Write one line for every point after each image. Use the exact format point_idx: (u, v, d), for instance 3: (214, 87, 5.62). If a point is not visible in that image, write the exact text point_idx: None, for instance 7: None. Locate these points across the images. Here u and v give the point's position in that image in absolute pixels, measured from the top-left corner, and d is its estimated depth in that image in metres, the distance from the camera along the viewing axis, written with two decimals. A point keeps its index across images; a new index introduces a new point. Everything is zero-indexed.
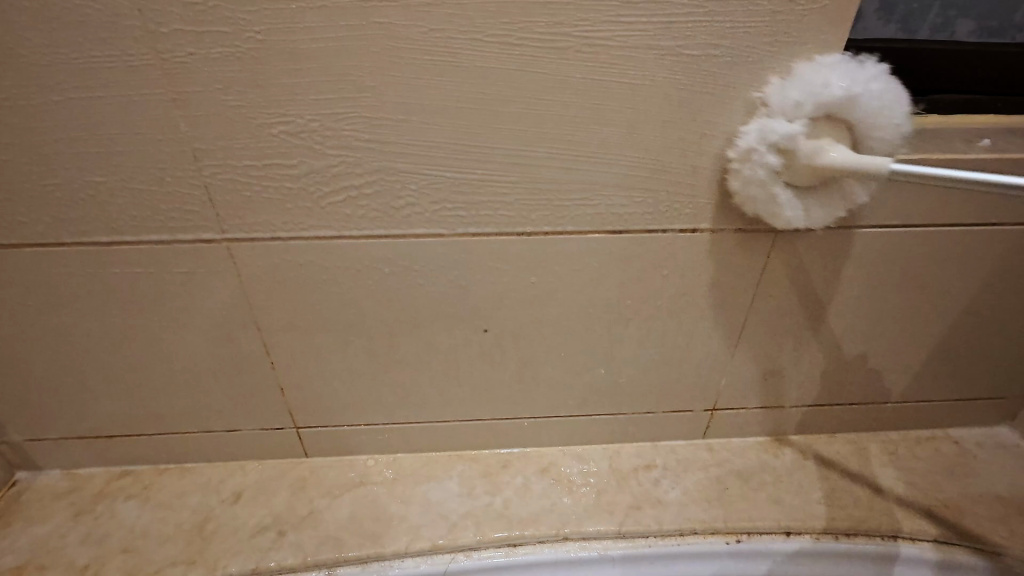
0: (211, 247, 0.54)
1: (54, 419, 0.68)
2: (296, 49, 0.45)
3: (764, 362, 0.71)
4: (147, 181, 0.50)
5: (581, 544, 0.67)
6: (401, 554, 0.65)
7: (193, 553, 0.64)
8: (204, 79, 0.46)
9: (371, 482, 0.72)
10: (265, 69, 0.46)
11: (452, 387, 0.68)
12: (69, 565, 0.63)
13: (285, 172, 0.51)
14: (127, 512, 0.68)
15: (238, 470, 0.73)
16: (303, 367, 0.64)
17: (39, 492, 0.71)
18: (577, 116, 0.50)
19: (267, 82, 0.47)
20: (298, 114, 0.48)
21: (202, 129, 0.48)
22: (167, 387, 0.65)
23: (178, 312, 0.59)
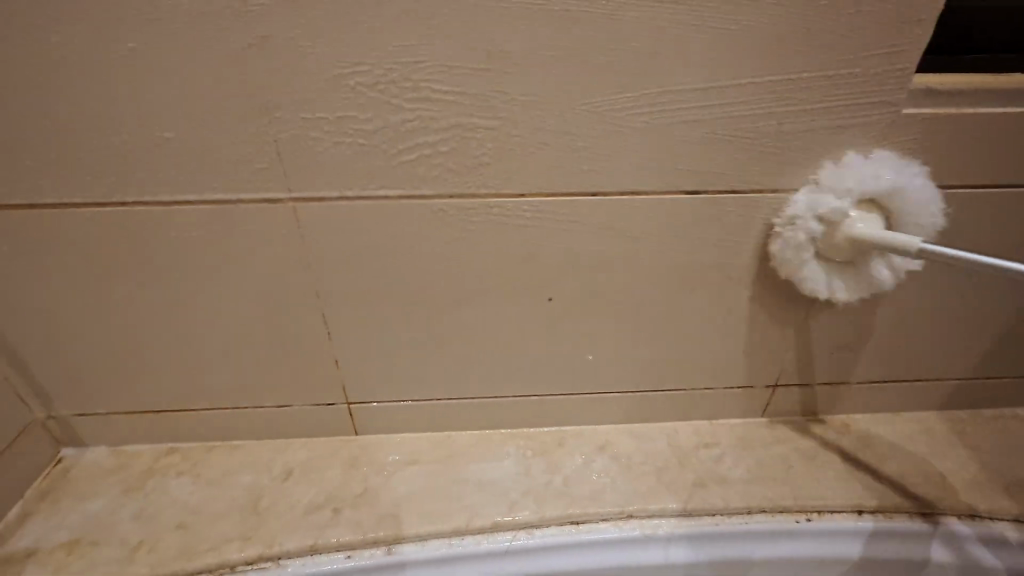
0: (278, 207, 0.53)
1: (105, 391, 0.66)
2: None
3: (833, 335, 0.68)
4: (218, 138, 0.49)
5: (647, 522, 0.65)
6: (462, 532, 0.63)
7: (249, 530, 0.62)
8: (283, 24, 0.44)
9: (425, 459, 0.70)
10: (346, 13, 0.44)
11: (510, 358, 0.66)
12: (123, 541, 0.62)
13: (359, 126, 0.49)
14: (178, 489, 0.67)
15: (288, 448, 0.71)
16: (362, 336, 0.63)
17: (87, 469, 0.69)
18: (665, 65, 0.48)
19: (347, 28, 0.45)
20: (376, 63, 0.46)
21: (278, 81, 0.47)
22: (223, 357, 0.64)
23: (240, 277, 0.58)
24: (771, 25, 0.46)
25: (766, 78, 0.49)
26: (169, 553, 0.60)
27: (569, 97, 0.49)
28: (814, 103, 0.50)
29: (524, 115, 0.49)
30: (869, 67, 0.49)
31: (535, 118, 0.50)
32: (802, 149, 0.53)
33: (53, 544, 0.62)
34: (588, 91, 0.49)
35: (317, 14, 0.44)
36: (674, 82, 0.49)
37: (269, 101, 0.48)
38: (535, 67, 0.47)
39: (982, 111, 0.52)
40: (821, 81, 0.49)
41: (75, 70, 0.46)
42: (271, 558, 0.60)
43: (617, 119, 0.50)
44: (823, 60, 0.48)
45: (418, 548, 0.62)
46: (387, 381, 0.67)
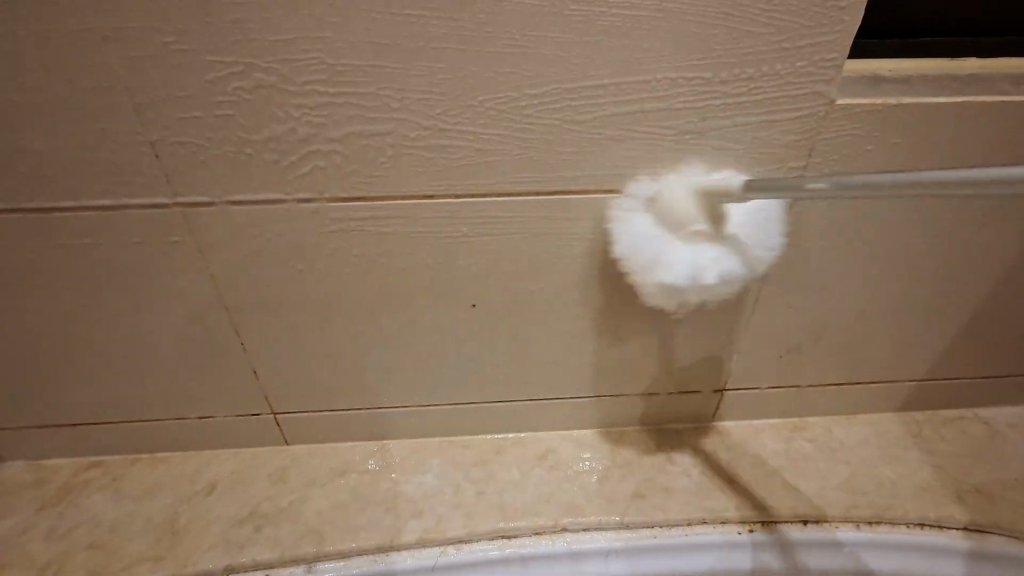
0: (166, 214, 0.49)
1: (13, 406, 0.63)
2: None
3: (780, 337, 0.65)
4: (89, 140, 0.45)
5: (582, 535, 0.62)
6: (387, 548, 0.60)
7: (164, 549, 0.60)
8: (141, 14, 0.40)
9: (354, 471, 0.67)
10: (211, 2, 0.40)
11: (438, 367, 0.63)
12: (33, 561, 0.60)
13: (242, 127, 0.45)
14: (95, 505, 0.64)
15: (214, 459, 0.68)
16: (277, 345, 0.60)
17: (6, 483, 0.66)
18: (571, 57, 0.44)
19: (214, 21, 0.41)
20: (252, 59, 0.42)
21: (147, 78, 0.43)
22: (133, 368, 0.61)
23: (137, 287, 0.55)
24: (684, 12, 0.42)
25: (681, 70, 0.45)
26: (80, 574, 0.59)
27: (469, 92, 0.45)
28: (736, 95, 0.46)
29: (423, 113, 0.45)
30: (793, 57, 0.45)
31: (435, 117, 0.46)
32: (729, 145, 0.49)
33: None
34: (490, 86, 0.44)
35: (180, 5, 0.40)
36: (582, 76, 0.45)
37: (140, 100, 0.44)
38: (428, 61, 0.43)
39: (922, 103, 0.48)
40: (743, 71, 0.45)
41: None
42: None
43: (524, 115, 0.46)
44: (741, 50, 0.44)
45: (339, 567, 0.60)
46: (312, 390, 0.64)
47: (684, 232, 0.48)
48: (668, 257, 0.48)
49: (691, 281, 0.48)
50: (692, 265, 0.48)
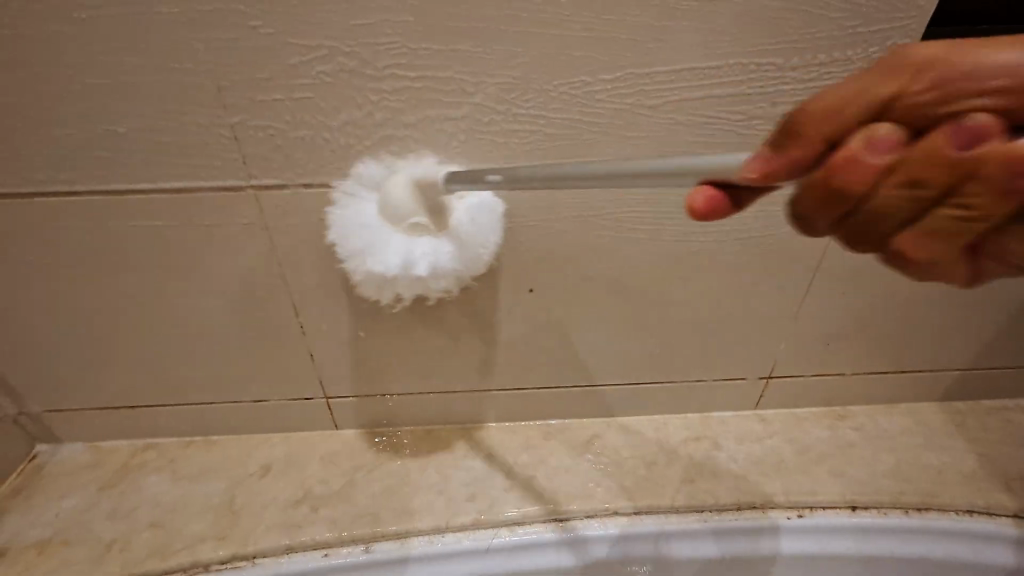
0: (238, 197, 0.50)
1: (73, 387, 0.64)
2: None
3: (830, 325, 0.65)
4: (169, 123, 0.46)
5: (633, 519, 0.63)
6: (442, 530, 0.61)
7: (224, 528, 0.61)
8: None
9: (404, 455, 0.68)
10: None
11: (491, 353, 0.64)
12: (95, 540, 0.60)
13: (319, 110, 0.46)
14: (152, 485, 0.65)
15: (266, 442, 0.70)
16: (335, 329, 0.61)
17: (64, 465, 0.68)
18: (647, 40, 0.44)
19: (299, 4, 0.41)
20: (334, 42, 0.43)
21: (229, 61, 0.43)
22: (193, 351, 0.62)
23: (203, 270, 0.55)
24: None
25: (753, 55, 0.45)
26: (142, 552, 0.59)
27: (543, 77, 0.45)
28: (807, 80, 0.46)
29: (496, 97, 0.46)
30: (865, 42, 0.45)
31: (508, 101, 0.46)
32: None
33: (25, 542, 0.60)
34: (565, 70, 0.45)
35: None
36: (655, 61, 0.45)
37: (221, 84, 0.44)
38: (505, 45, 0.44)
39: None
40: (815, 56, 0.45)
41: (9, 54, 0.43)
42: (247, 557, 0.59)
43: (595, 100, 0.47)
44: (815, 35, 0.44)
45: (395, 548, 0.60)
46: (365, 375, 0.65)
47: None
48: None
49: None
50: None
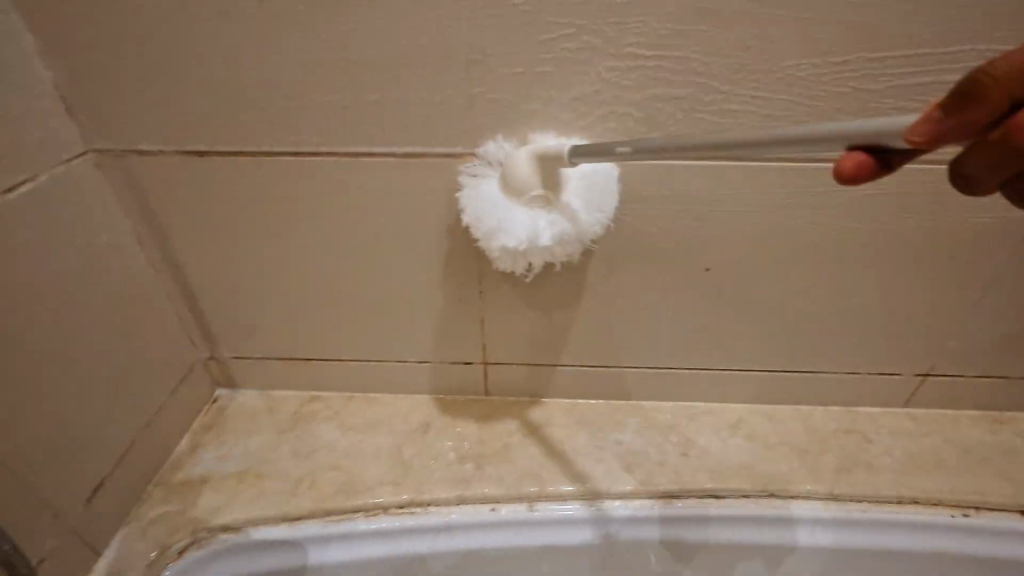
0: (460, 162, 0.53)
1: (263, 337, 0.70)
2: None
3: (1007, 326, 0.64)
4: (413, 90, 0.49)
5: (790, 502, 0.63)
6: (602, 496, 0.64)
7: (399, 476, 0.65)
8: None
9: (556, 424, 0.71)
10: None
11: (648, 330, 0.66)
12: (285, 476, 0.65)
13: (554, 85, 0.49)
14: (326, 432, 0.70)
15: (422, 403, 0.74)
16: (512, 298, 0.64)
17: (241, 410, 0.73)
18: (888, 26, 0.45)
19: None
20: (585, 20, 0.46)
21: (482, 35, 0.47)
22: (376, 311, 0.66)
23: (405, 233, 0.59)
24: None
25: (996, 43, 0.45)
26: (329, 490, 0.64)
27: (775, 59, 0.47)
28: None
29: (725, 78, 0.48)
30: None
31: (735, 83, 0.48)
32: None
33: (222, 474, 0.65)
34: (798, 54, 0.46)
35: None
36: (892, 46, 0.46)
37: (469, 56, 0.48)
38: (747, 27, 0.45)
39: None
40: None
41: None
42: (423, 504, 0.62)
43: (821, 85, 0.48)
44: None
45: (558, 508, 0.63)
46: (529, 344, 0.69)
47: None
48: (511, 216, 0.49)
49: None
50: None
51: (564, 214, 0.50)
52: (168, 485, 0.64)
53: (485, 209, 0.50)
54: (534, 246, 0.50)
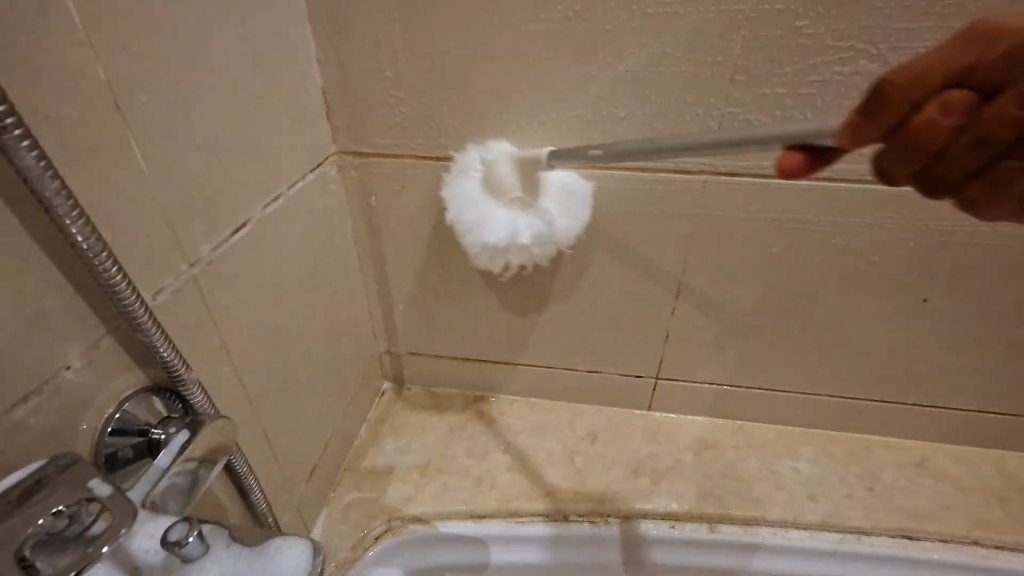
0: (690, 179, 0.54)
1: (442, 337, 0.71)
2: None
3: None
4: (665, 106, 0.50)
5: (991, 552, 0.61)
6: (788, 524, 0.63)
7: (577, 483, 0.66)
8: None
9: (726, 445, 0.71)
10: None
11: (844, 358, 0.65)
12: (466, 474, 0.67)
13: (816, 106, 0.48)
14: (496, 433, 0.72)
15: (585, 413, 0.74)
16: (704, 315, 0.64)
17: (410, 404, 0.76)
18: None
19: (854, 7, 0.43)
20: (869, 45, 0.45)
21: (754, 55, 0.46)
22: (561, 318, 0.67)
23: (614, 245, 0.60)
24: None
25: None
26: (510, 492, 0.65)
27: None
28: None
29: None
30: None
31: None
32: None
33: (406, 465, 0.68)
34: None
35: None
36: None
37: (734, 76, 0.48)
38: None
39: None
40: None
41: (562, 34, 0.48)
42: (605, 514, 0.63)
43: None
44: None
45: (740, 532, 0.63)
46: (709, 362, 0.68)
47: (508, 198, 0.55)
48: (492, 215, 0.56)
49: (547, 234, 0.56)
50: (509, 227, 0.55)
51: (541, 218, 0.56)
52: (356, 471, 0.67)
53: (465, 206, 0.56)
54: (512, 242, 0.56)
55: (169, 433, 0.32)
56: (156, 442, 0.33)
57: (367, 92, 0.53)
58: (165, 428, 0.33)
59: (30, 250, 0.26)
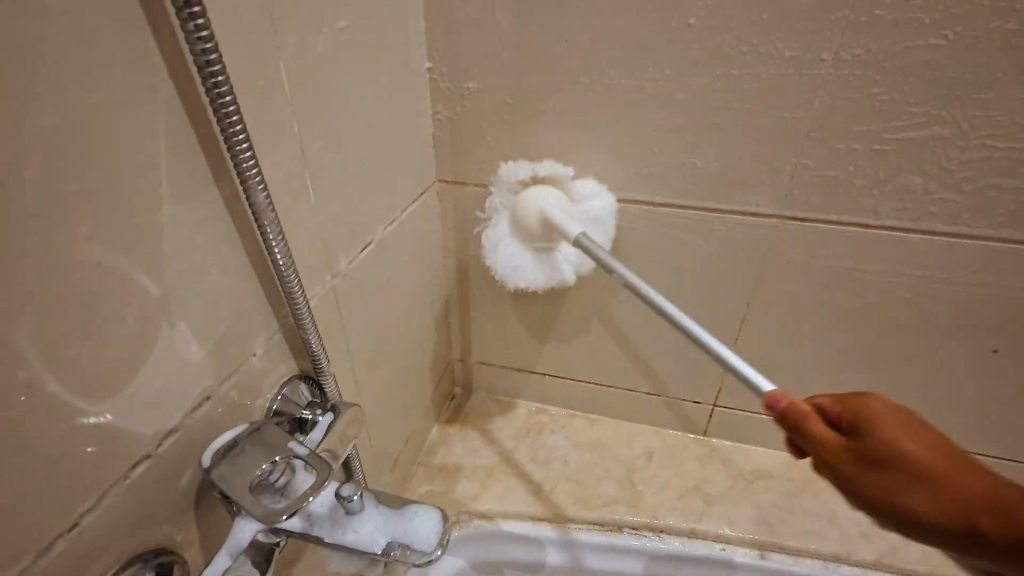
0: (761, 222, 0.58)
1: (512, 350, 0.78)
2: (989, 43, 0.45)
3: None
4: (742, 155, 0.55)
5: None
6: (841, 559, 0.65)
7: (632, 498, 0.70)
8: (869, 65, 0.48)
9: (781, 476, 0.73)
10: (941, 61, 0.47)
11: (909, 401, 0.66)
12: (527, 478, 0.72)
13: (888, 161, 0.52)
14: (557, 443, 0.77)
15: (641, 432, 0.78)
16: (766, 349, 0.67)
17: (478, 409, 0.82)
18: None
19: (931, 77, 0.47)
20: (942, 111, 0.49)
21: (831, 115, 0.51)
22: (627, 342, 0.72)
23: (684, 277, 0.64)
24: None
25: None
26: (569, 499, 0.70)
27: None
28: None
29: None
30: None
31: None
32: None
33: (474, 466, 0.74)
34: None
35: (910, 64, 0.47)
36: None
37: (810, 133, 0.52)
38: None
39: None
40: None
41: (653, 90, 0.53)
42: (657, 529, 0.67)
43: None
44: None
45: (790, 561, 0.65)
46: None
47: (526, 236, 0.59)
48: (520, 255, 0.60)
49: (516, 274, 0.61)
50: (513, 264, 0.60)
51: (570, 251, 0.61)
52: (429, 466, 0.74)
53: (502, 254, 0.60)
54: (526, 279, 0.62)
55: (314, 414, 0.40)
56: (304, 420, 0.40)
57: (472, 133, 0.61)
58: (312, 409, 0.40)
59: (245, 262, 0.34)
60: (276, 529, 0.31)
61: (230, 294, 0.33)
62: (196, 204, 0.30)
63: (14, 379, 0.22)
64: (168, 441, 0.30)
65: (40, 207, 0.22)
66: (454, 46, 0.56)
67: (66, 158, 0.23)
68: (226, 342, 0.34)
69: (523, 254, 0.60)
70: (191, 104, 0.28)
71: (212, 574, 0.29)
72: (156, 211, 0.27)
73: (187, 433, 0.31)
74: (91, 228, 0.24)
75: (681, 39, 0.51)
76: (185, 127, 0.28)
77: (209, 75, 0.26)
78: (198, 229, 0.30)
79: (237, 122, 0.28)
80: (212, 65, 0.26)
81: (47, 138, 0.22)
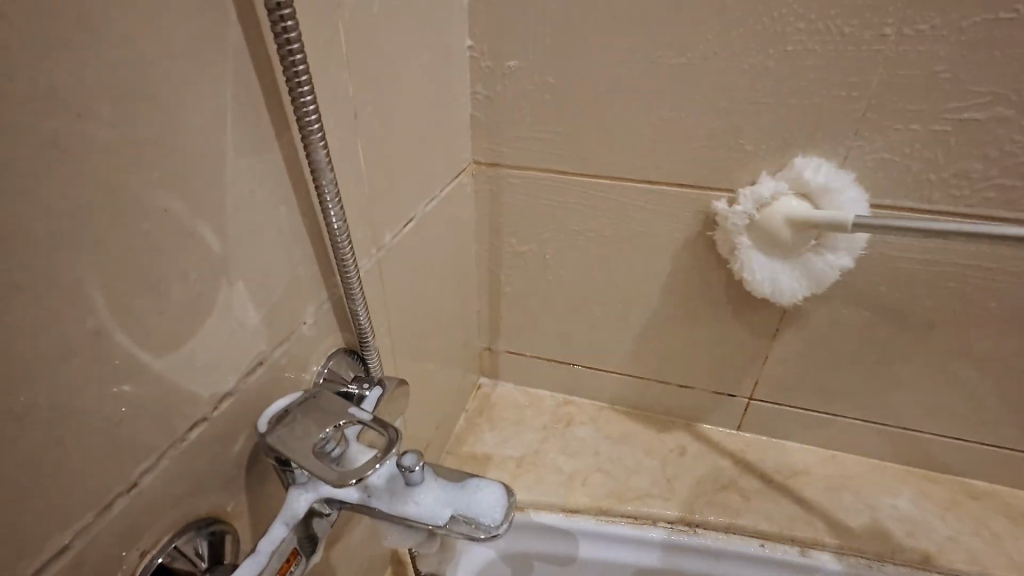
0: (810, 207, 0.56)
1: (542, 340, 0.76)
2: None
3: None
4: (793, 136, 0.53)
5: None
6: (885, 558, 0.62)
7: (666, 491, 0.68)
8: (933, 41, 0.46)
9: (819, 472, 0.71)
10: (1011, 37, 0.45)
11: (956, 396, 0.64)
12: (558, 469, 0.71)
13: (949, 143, 0.50)
14: (587, 435, 0.76)
15: (673, 426, 0.76)
16: (808, 340, 0.65)
17: (505, 400, 0.80)
18: None
19: (998, 54, 0.46)
20: (1009, 90, 0.47)
21: (890, 94, 0.49)
22: (662, 331, 0.70)
23: (725, 264, 0.62)
24: None
25: None
26: (602, 492, 0.68)
27: None
28: None
29: None
30: None
31: None
32: None
33: (503, 456, 0.72)
34: None
35: (978, 39, 0.45)
36: None
37: (867, 113, 0.50)
38: None
39: None
40: None
41: (702, 68, 0.52)
42: (694, 524, 0.65)
43: None
44: None
45: (832, 559, 0.63)
46: (807, 387, 0.69)
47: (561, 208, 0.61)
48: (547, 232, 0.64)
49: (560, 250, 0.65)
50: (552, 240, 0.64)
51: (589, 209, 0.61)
52: (457, 455, 0.73)
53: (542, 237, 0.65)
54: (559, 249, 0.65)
55: (360, 388, 0.38)
56: (350, 395, 0.38)
57: (512, 113, 0.59)
58: (358, 384, 0.39)
59: (300, 226, 0.33)
60: (333, 498, 0.30)
61: (284, 258, 0.32)
62: (258, 160, 0.28)
63: (82, 325, 0.21)
64: (224, 406, 0.29)
65: (114, 146, 0.21)
66: (496, 22, 0.55)
67: (139, 96, 0.22)
68: (279, 308, 0.32)
69: (551, 230, 0.64)
70: (258, 54, 0.27)
71: (268, 544, 0.28)
72: (220, 163, 0.26)
73: (240, 399, 0.30)
74: (160, 174, 0.23)
75: (734, 14, 0.49)
76: (251, 77, 0.27)
77: (280, 22, 0.25)
78: (258, 185, 0.29)
79: (304, 71, 0.27)
80: (284, 14, 0.25)
81: (122, 72, 0.21)
